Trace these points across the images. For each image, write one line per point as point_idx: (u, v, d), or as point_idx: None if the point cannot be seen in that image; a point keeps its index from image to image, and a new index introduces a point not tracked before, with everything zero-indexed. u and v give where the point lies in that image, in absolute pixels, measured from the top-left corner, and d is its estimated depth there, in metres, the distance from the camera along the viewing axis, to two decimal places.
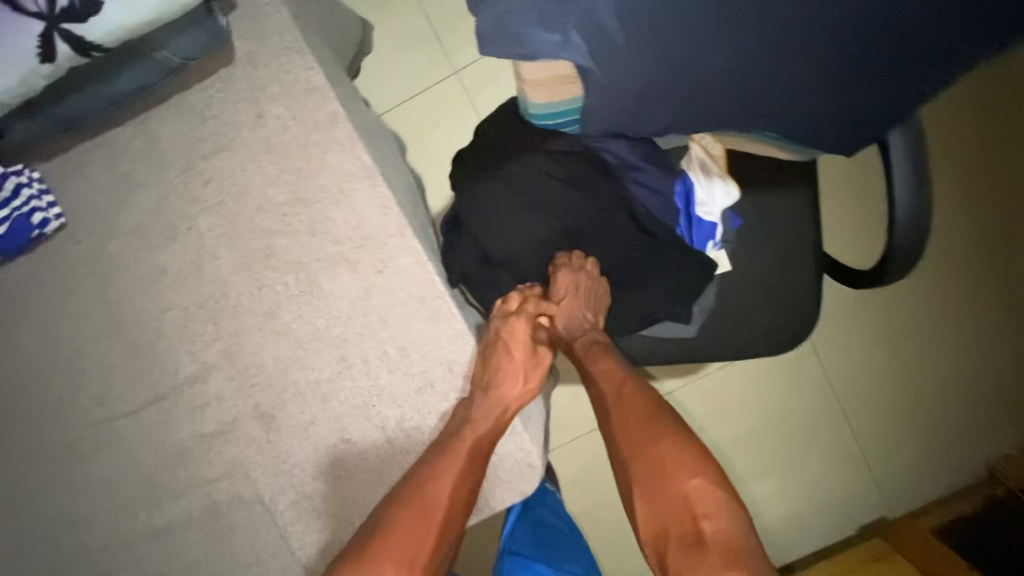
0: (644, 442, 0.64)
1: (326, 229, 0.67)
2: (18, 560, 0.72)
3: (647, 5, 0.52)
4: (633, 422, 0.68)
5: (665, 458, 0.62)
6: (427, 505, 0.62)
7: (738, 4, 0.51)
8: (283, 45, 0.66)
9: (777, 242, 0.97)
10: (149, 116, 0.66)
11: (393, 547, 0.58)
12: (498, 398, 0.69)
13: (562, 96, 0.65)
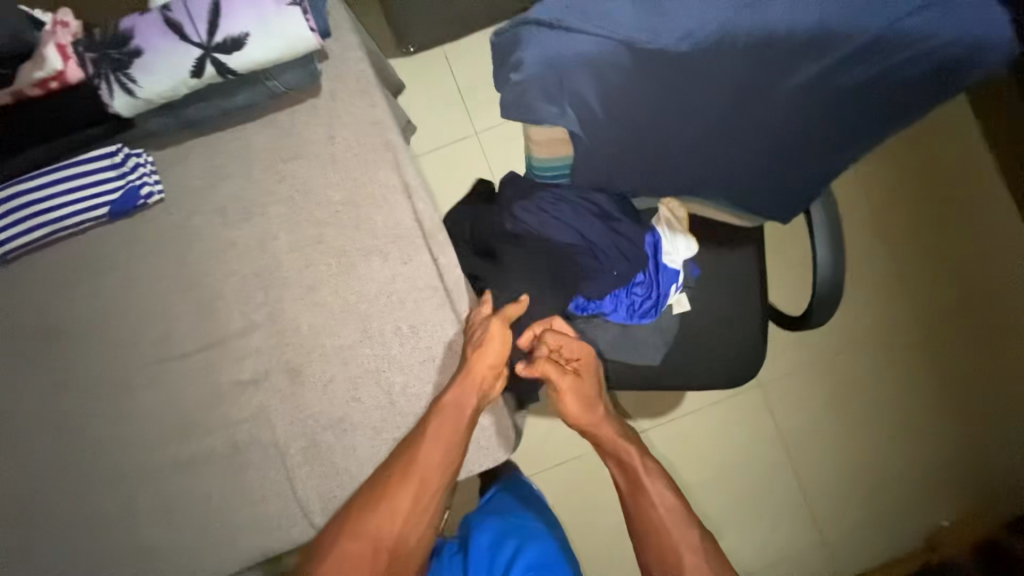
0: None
1: (370, 226, 0.86)
2: (61, 471, 0.85)
3: (626, 91, 0.69)
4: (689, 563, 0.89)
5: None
6: (404, 484, 0.81)
7: (693, 92, 0.70)
8: (358, 87, 0.87)
9: (728, 291, 1.18)
10: (246, 126, 0.86)
11: (373, 520, 0.80)
12: (460, 406, 0.81)
13: (559, 154, 0.85)
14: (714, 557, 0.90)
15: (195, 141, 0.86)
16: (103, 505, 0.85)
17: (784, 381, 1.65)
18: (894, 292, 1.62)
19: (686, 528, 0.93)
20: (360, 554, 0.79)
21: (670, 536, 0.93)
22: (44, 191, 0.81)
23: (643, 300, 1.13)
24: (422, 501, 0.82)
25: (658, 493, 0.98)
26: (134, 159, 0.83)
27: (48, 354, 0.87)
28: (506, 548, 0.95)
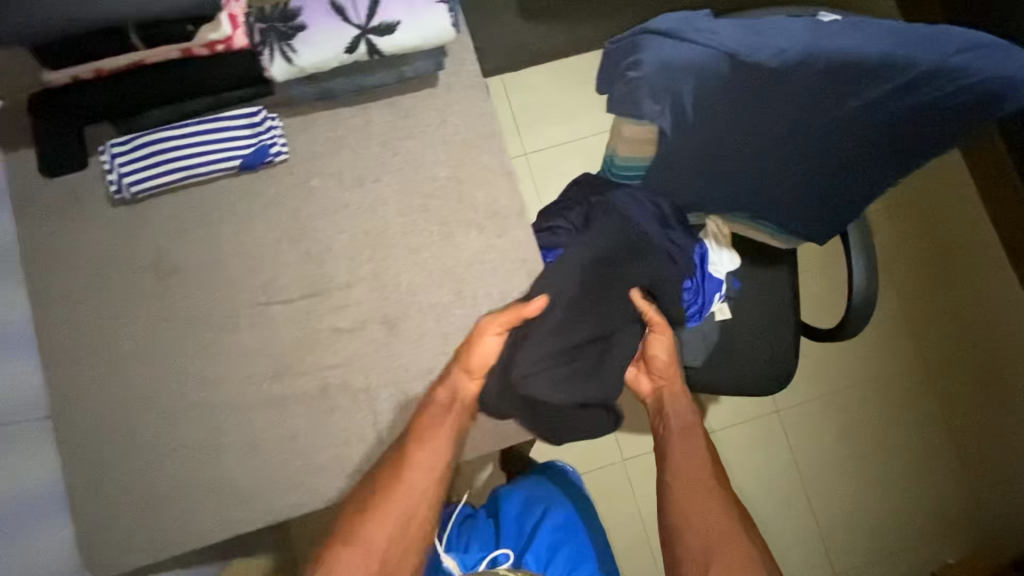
0: (724, 547, 0.92)
1: (470, 201, 0.97)
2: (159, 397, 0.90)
3: (709, 102, 0.84)
4: (716, 516, 0.95)
5: (743, 561, 0.91)
6: (392, 493, 0.85)
7: (759, 107, 0.84)
8: (471, 83, 0.99)
9: (764, 304, 1.29)
10: (369, 105, 0.97)
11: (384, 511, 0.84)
12: (457, 397, 0.91)
13: (641, 153, 0.98)
14: (733, 513, 0.96)
15: (322, 112, 0.97)
16: (197, 434, 0.91)
17: (800, 411, 1.73)
18: (897, 330, 1.73)
19: (712, 488, 0.98)
20: (358, 560, 0.82)
21: (695, 496, 0.97)
22: (188, 140, 0.91)
23: (690, 303, 1.23)
24: (413, 511, 0.85)
25: (692, 445, 1.02)
26: (268, 121, 0.94)
27: (160, 289, 0.93)
28: (535, 512, 1.16)
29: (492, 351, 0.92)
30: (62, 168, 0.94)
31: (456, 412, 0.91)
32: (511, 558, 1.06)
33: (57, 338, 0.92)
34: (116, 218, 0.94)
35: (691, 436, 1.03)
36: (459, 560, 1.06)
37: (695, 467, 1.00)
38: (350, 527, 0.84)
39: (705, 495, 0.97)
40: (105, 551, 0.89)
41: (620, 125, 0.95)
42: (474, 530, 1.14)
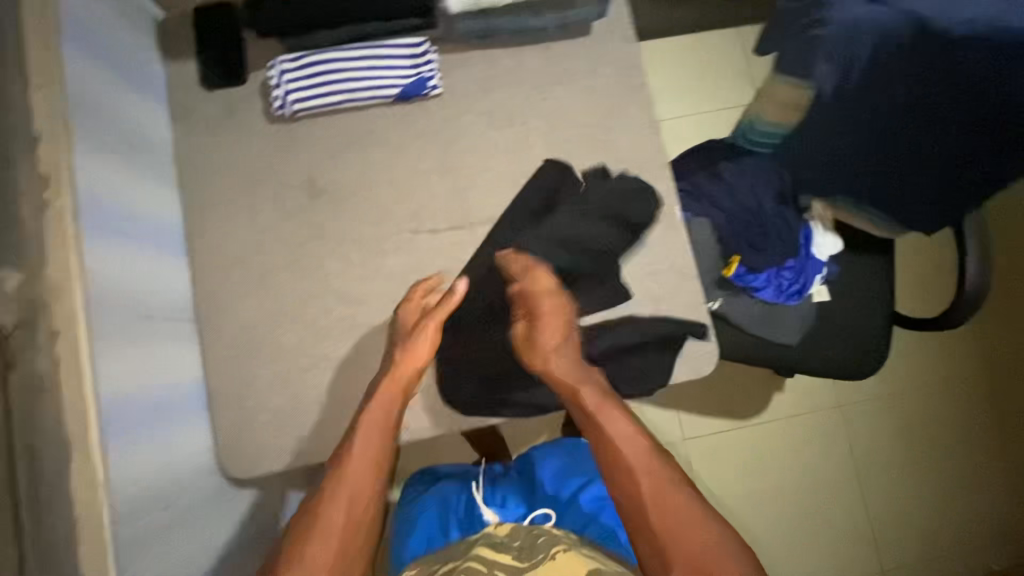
0: (680, 534, 0.73)
1: (615, 151, 0.98)
2: (302, 311, 0.93)
3: (879, 59, 0.86)
4: (660, 492, 0.77)
5: (703, 541, 0.72)
6: (334, 493, 0.78)
7: (925, 68, 0.84)
8: (624, 35, 1.00)
9: (861, 289, 1.29)
10: (523, 49, 0.99)
11: (326, 516, 0.76)
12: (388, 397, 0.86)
13: (786, 120, 1.05)
14: (677, 488, 0.78)
15: (478, 51, 0.98)
16: (335, 351, 0.93)
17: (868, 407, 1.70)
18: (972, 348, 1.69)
19: (654, 469, 0.79)
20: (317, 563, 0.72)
21: (655, 494, 0.77)
22: (352, 64, 0.93)
23: (791, 282, 1.24)
24: (362, 506, 0.78)
25: (617, 428, 0.83)
26: (429, 54, 0.95)
27: (309, 209, 0.95)
28: (569, 480, 1.13)
29: (430, 342, 0.87)
30: (223, 82, 0.95)
31: (382, 395, 0.86)
32: (550, 517, 1.05)
33: (208, 248, 0.94)
34: (273, 135, 0.95)
35: (603, 420, 0.84)
36: (498, 513, 1.07)
37: (616, 453, 0.81)
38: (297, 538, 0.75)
39: (639, 481, 0.78)
40: (242, 456, 0.91)
41: (771, 91, 1.04)
42: (509, 489, 1.13)
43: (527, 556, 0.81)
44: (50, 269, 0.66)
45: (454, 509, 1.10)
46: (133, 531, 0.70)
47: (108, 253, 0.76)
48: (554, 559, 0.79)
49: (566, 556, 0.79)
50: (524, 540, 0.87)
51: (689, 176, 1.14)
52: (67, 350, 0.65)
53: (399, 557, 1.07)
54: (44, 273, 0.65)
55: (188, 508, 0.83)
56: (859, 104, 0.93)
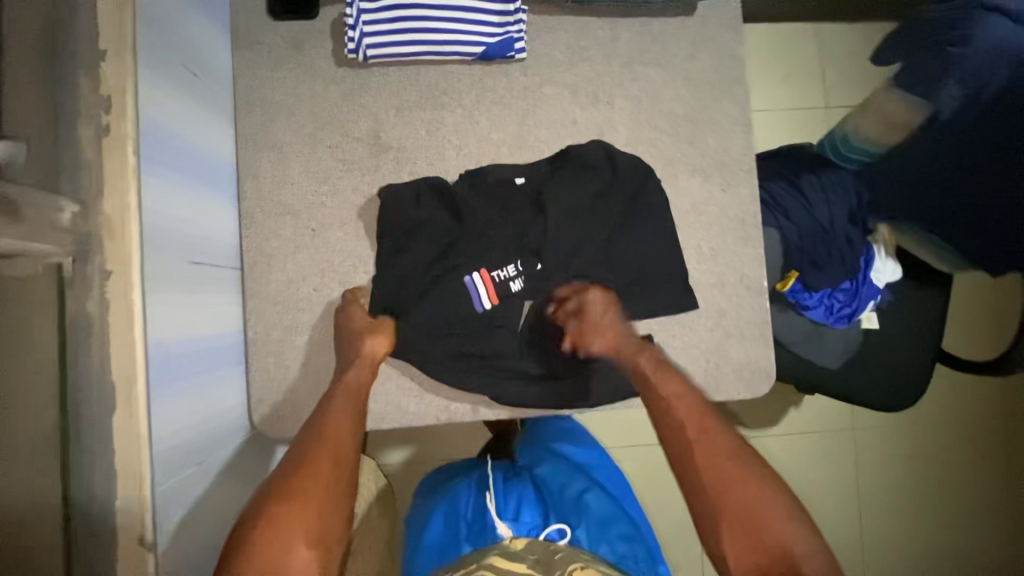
0: (732, 496, 0.70)
1: (702, 146, 0.91)
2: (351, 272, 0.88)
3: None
4: (714, 454, 0.74)
5: (757, 502, 0.70)
6: (309, 464, 0.73)
7: None
8: (729, 21, 0.92)
9: (911, 321, 1.25)
10: (619, 21, 0.91)
11: (309, 479, 0.71)
12: (361, 382, 0.81)
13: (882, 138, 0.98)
14: (730, 451, 0.74)
15: (571, 17, 0.90)
16: None
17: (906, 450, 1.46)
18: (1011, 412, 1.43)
19: (709, 433, 0.76)
20: (295, 521, 0.67)
21: (713, 457, 0.74)
22: (437, 14, 0.85)
23: (843, 305, 1.19)
24: (344, 468, 0.74)
25: (669, 389, 0.80)
26: (519, 13, 0.87)
27: (370, 165, 0.89)
28: (576, 484, 0.95)
29: (387, 330, 0.83)
30: (290, 14, 0.87)
31: (355, 374, 0.81)
32: (566, 534, 0.84)
33: (258, 193, 0.88)
34: (340, 80, 0.89)
35: (655, 383, 0.81)
36: (513, 527, 0.85)
37: (669, 418, 0.78)
38: (265, 498, 0.69)
39: (693, 446, 0.75)
40: (277, 416, 0.87)
41: (875, 108, 0.98)
42: (523, 492, 0.91)
43: (545, 570, 0.76)
44: (106, 202, 0.61)
45: (462, 514, 0.90)
46: (172, 485, 0.67)
47: (163, 186, 0.69)
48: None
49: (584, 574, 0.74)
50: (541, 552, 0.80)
51: (768, 179, 1.07)
52: (120, 292, 0.61)
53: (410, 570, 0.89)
54: (99, 207, 0.60)
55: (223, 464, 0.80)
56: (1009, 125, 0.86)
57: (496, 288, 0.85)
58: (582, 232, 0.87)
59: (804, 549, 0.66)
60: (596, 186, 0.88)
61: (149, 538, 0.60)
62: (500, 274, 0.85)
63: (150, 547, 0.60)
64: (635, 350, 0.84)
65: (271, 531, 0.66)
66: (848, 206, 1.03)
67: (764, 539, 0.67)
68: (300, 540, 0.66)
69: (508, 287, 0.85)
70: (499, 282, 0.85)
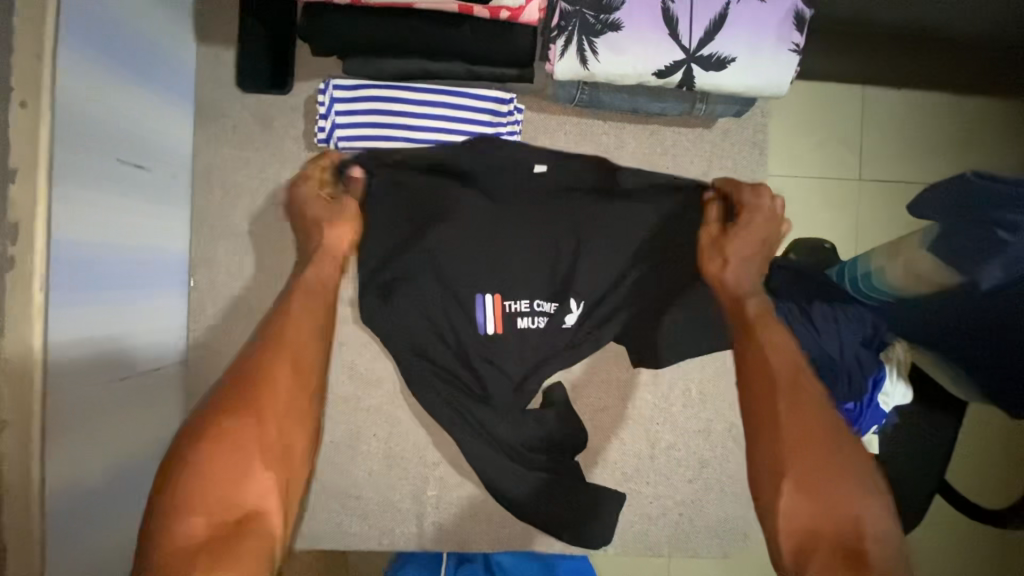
0: (806, 453, 0.49)
1: None
2: None
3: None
4: (804, 397, 0.52)
5: (832, 444, 0.49)
6: (274, 377, 0.52)
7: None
8: (751, 138, 0.82)
9: (914, 449, 1.16)
10: (627, 128, 0.81)
11: (265, 405, 0.50)
12: (332, 283, 0.64)
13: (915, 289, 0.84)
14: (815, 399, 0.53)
15: (573, 119, 0.81)
16: (335, 433, 0.81)
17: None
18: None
19: (800, 388, 0.53)
20: (250, 438, 0.48)
21: (802, 405, 0.52)
22: (421, 109, 0.76)
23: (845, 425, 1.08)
24: (306, 383, 0.54)
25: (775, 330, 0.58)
26: (514, 114, 0.78)
27: None
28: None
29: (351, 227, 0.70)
30: (261, 90, 0.78)
31: (329, 261, 0.67)
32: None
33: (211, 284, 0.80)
34: (310, 167, 0.81)
35: (759, 324, 0.59)
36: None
37: (764, 362, 0.55)
38: (214, 408, 0.49)
39: (780, 382, 0.53)
40: None
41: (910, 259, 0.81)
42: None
43: None
44: (6, 345, 0.54)
45: None
46: None
47: (83, 308, 0.62)
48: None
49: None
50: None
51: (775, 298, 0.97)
52: (15, 446, 0.54)
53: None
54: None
55: None
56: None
57: (502, 317, 0.77)
58: (624, 272, 0.77)
59: (879, 527, 0.45)
60: (654, 223, 0.77)
61: None
62: (513, 306, 0.76)
63: None
64: (751, 290, 0.64)
65: (221, 445, 0.47)
66: (859, 334, 0.94)
67: (835, 503, 0.47)
68: (252, 463, 0.47)
69: (516, 321, 0.77)
70: (508, 313, 0.76)
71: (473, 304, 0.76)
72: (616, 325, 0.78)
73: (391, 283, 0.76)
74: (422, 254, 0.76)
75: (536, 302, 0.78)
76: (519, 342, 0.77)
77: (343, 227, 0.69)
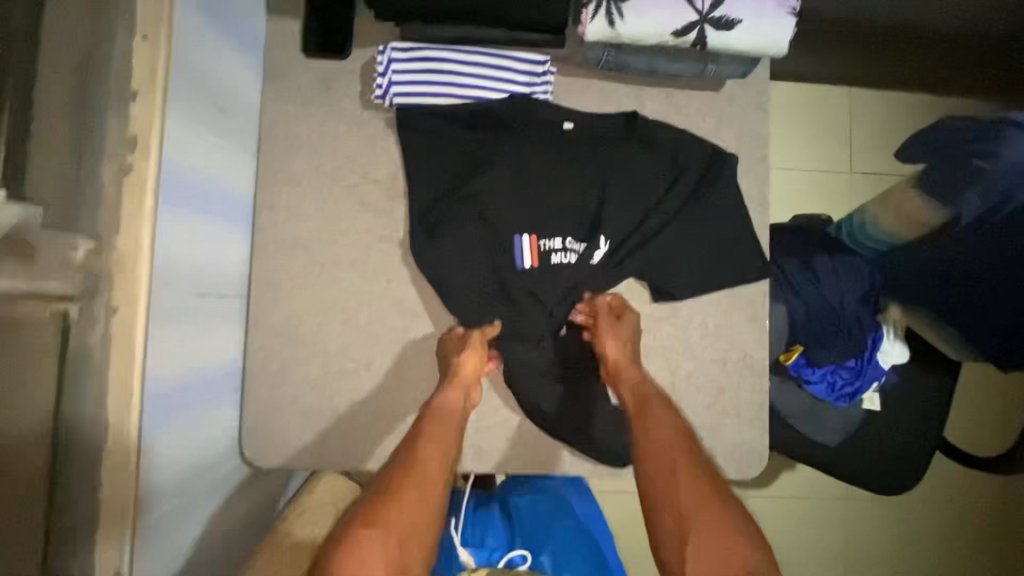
0: (698, 516, 0.64)
1: (724, 221, 0.90)
2: (357, 310, 0.89)
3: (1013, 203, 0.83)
4: (693, 476, 0.69)
5: (716, 503, 0.65)
6: (395, 490, 0.69)
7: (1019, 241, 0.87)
8: (757, 101, 0.92)
9: (913, 405, 1.23)
10: (647, 90, 0.92)
11: (383, 523, 0.65)
12: (453, 414, 0.81)
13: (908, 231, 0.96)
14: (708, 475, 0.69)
15: (598, 82, 0.92)
16: (383, 360, 0.89)
17: (873, 554, 1.39)
18: (980, 522, 1.39)
19: (691, 466, 0.71)
20: (379, 545, 0.63)
21: (690, 475, 0.69)
22: (466, 69, 0.86)
23: (845, 383, 1.17)
24: (428, 498, 0.70)
25: (662, 428, 0.76)
26: (548, 74, 0.88)
27: (386, 210, 0.89)
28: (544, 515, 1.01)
29: (478, 361, 0.84)
30: (323, 54, 0.89)
31: (453, 392, 0.82)
32: (528, 559, 0.89)
33: (273, 226, 0.89)
34: (364, 122, 0.90)
35: (647, 415, 0.78)
36: (474, 554, 0.90)
37: (652, 449, 0.74)
38: (347, 525, 0.65)
39: (673, 466, 0.71)
40: (265, 444, 0.87)
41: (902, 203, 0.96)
42: (490, 525, 0.98)
43: None
44: (121, 240, 0.62)
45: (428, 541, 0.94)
46: (155, 520, 0.67)
47: (178, 224, 0.70)
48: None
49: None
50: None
51: (778, 252, 1.07)
52: (124, 328, 0.62)
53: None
54: (114, 244, 0.61)
55: (207, 494, 0.79)
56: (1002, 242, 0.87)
57: (538, 254, 0.88)
58: (646, 215, 0.88)
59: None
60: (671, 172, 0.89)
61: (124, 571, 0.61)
62: (547, 244, 0.88)
63: None
64: (637, 381, 0.83)
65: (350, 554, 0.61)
66: (859, 290, 1.02)
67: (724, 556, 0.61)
68: (381, 569, 0.61)
69: (550, 257, 0.88)
70: (543, 250, 0.88)
71: (514, 244, 0.88)
72: (641, 261, 0.88)
73: (438, 225, 0.88)
74: (469, 197, 0.88)
75: (568, 241, 0.88)
76: (554, 277, 0.88)
77: (473, 354, 0.84)
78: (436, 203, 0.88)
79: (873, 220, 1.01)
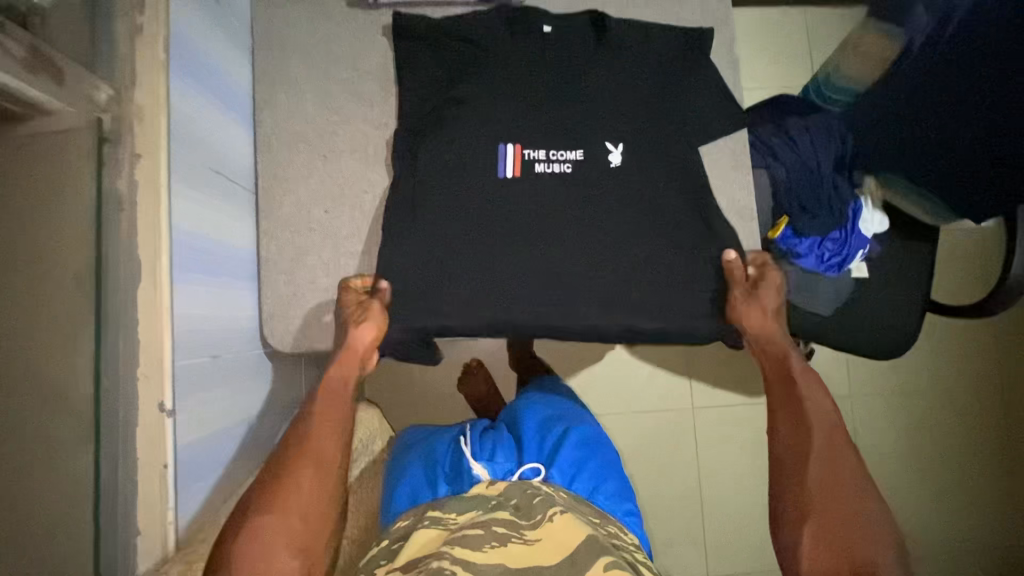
0: (831, 503, 0.73)
1: (700, 73, 0.94)
2: (361, 195, 0.92)
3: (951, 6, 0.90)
4: (836, 469, 0.76)
5: (850, 500, 0.74)
6: (292, 480, 0.71)
7: (925, 66, 0.96)
8: None
9: (904, 273, 1.24)
10: None
11: (288, 515, 0.68)
12: (345, 380, 0.83)
13: (867, 73, 1.07)
14: (845, 472, 0.76)
15: None
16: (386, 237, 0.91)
17: (886, 432, 1.41)
18: (988, 390, 1.41)
19: (836, 452, 0.78)
20: (280, 531, 0.67)
21: (820, 458, 0.78)
22: None
23: (832, 253, 1.13)
24: (327, 480, 0.73)
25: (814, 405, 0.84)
26: None
27: (380, 98, 0.94)
28: (555, 429, 0.95)
29: (377, 324, 0.83)
30: None
31: (342, 364, 0.84)
32: (540, 473, 0.85)
33: (273, 122, 0.93)
34: (354, 21, 0.95)
35: (792, 390, 0.85)
36: (489, 469, 0.83)
37: (793, 427, 0.82)
38: (245, 509, 0.68)
39: (819, 452, 0.78)
40: (285, 328, 0.90)
41: (861, 43, 1.07)
42: (498, 440, 0.91)
43: (525, 515, 0.73)
44: (138, 94, 0.65)
45: (439, 462, 0.88)
46: (188, 369, 0.69)
47: (185, 93, 0.73)
48: (549, 520, 0.71)
49: (565, 519, 0.72)
50: (519, 496, 0.77)
51: (754, 123, 1.14)
52: (147, 175, 0.65)
53: (388, 517, 0.86)
54: (132, 96, 0.65)
55: (233, 366, 0.83)
56: (925, 70, 0.96)
57: (522, 164, 0.90)
58: (627, 75, 0.93)
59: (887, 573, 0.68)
60: (644, 37, 0.95)
61: (168, 405, 0.63)
62: (532, 155, 0.90)
63: (168, 414, 0.63)
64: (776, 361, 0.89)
65: (252, 549, 0.64)
66: (834, 154, 1.08)
67: (850, 550, 0.69)
68: (285, 555, 0.65)
69: (534, 168, 0.90)
70: (527, 160, 0.90)
71: (499, 154, 0.90)
72: (626, 117, 0.92)
73: (428, 102, 0.91)
74: (456, 74, 0.92)
75: (553, 151, 0.90)
76: (546, 138, 0.91)
77: (374, 321, 0.83)
78: (425, 86, 0.92)
79: (836, 68, 1.12)
